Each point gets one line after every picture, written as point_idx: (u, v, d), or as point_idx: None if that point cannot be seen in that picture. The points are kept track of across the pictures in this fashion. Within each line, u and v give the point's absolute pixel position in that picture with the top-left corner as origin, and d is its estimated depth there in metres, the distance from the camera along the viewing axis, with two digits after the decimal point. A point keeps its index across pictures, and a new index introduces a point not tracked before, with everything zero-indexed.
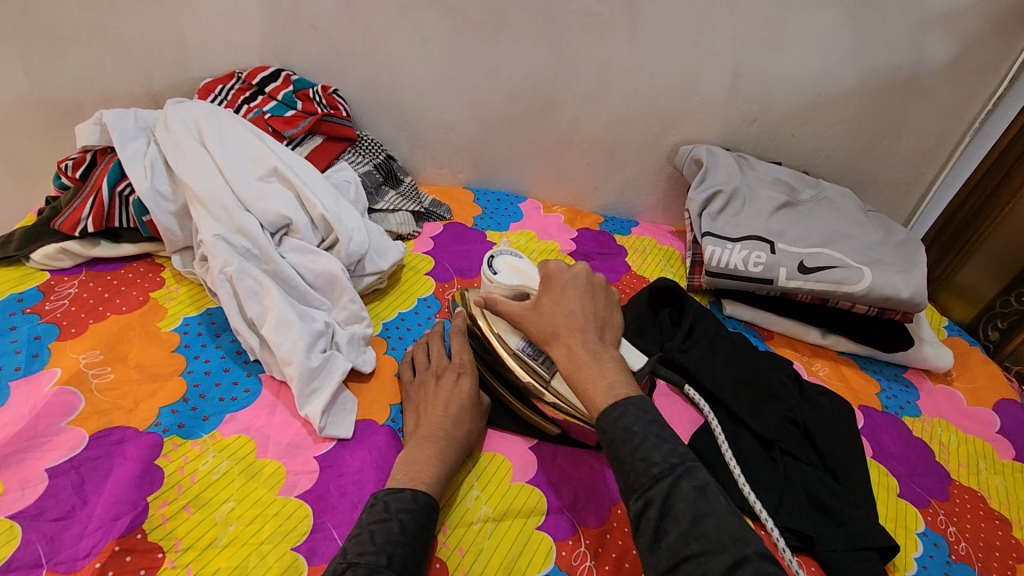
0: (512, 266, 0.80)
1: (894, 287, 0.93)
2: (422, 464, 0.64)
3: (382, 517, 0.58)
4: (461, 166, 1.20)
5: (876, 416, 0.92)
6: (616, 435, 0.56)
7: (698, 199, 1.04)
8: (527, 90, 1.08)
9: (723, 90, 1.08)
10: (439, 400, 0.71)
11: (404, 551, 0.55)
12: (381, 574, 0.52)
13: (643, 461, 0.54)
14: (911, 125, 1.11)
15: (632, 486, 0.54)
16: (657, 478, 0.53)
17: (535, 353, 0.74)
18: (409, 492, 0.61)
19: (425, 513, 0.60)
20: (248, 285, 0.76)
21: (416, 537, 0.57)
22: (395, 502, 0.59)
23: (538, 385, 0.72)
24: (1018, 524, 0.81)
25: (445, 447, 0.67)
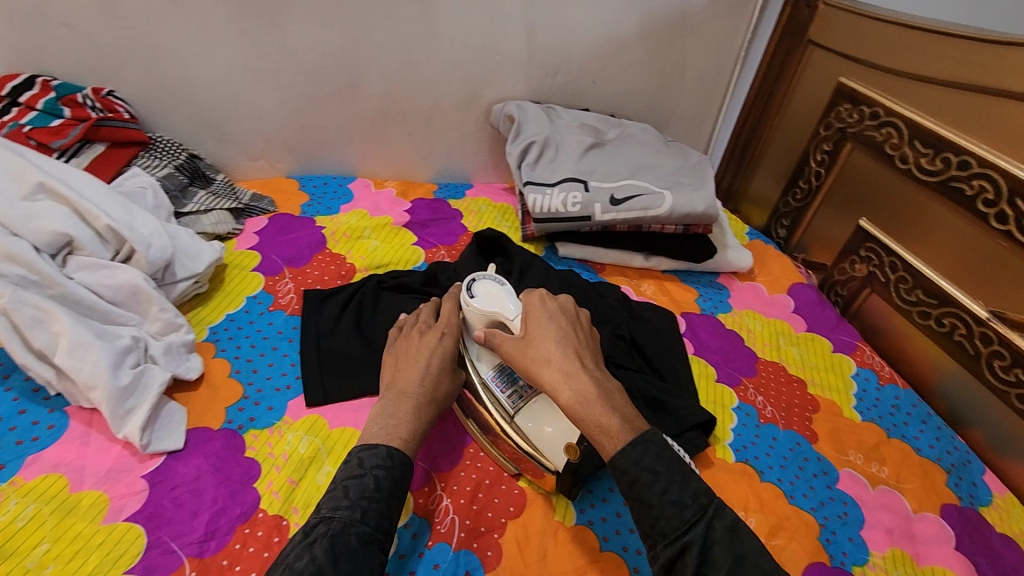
0: (491, 291, 0.75)
1: (691, 205, 1.04)
2: (398, 421, 0.65)
3: (357, 473, 0.59)
4: (279, 155, 1.15)
5: (695, 319, 1.05)
6: (640, 477, 0.57)
7: (516, 153, 1.10)
8: (330, 69, 1.06)
9: (522, 48, 1.12)
10: (421, 356, 0.72)
11: (378, 506, 0.57)
12: (355, 530, 0.54)
13: (675, 505, 0.55)
14: (691, 61, 1.23)
15: (662, 531, 0.55)
16: (692, 522, 0.54)
17: (507, 385, 0.72)
18: (384, 449, 0.61)
19: (401, 471, 0.61)
20: (28, 314, 0.68)
21: (392, 494, 0.59)
22: (370, 458, 0.60)
23: (502, 419, 0.70)
24: (812, 382, 0.96)
25: (418, 404, 0.68)
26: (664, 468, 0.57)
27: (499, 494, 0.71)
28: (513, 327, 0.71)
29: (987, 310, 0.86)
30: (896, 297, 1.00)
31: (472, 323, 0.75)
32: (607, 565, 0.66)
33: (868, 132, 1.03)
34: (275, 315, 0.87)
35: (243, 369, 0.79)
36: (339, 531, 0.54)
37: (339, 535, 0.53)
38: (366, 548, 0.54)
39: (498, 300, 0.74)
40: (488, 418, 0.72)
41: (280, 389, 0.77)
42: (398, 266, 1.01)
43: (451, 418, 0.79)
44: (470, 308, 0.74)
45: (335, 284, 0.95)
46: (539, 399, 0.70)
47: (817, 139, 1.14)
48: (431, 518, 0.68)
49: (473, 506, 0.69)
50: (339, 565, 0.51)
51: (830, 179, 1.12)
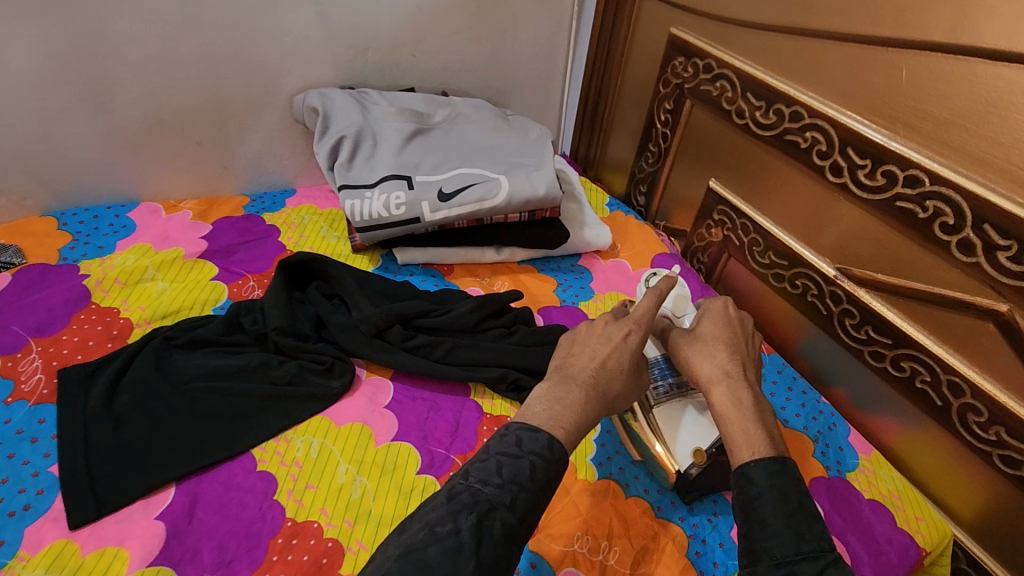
0: (673, 294, 0.82)
1: (531, 189, 0.93)
2: (563, 410, 0.56)
3: (514, 452, 0.51)
4: (26, 188, 0.91)
5: (554, 313, 0.95)
6: (761, 495, 0.51)
7: (325, 152, 0.93)
8: (62, 73, 0.84)
9: (314, 24, 0.95)
10: (598, 345, 0.63)
11: (527, 497, 0.48)
12: (501, 516, 0.46)
13: (790, 534, 0.48)
14: (520, 22, 1.11)
15: (770, 553, 0.48)
16: (804, 554, 0.47)
17: (661, 376, 0.73)
18: (547, 436, 0.53)
19: (560, 467, 0.51)
20: None
21: (545, 487, 0.50)
22: (529, 440, 0.52)
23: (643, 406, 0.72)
24: None
25: (588, 397, 0.58)
26: (796, 498, 0.51)
27: None
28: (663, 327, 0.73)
29: (834, 268, 0.81)
30: (751, 261, 0.95)
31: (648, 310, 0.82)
32: None
33: (703, 87, 0.95)
34: (13, 409, 0.68)
35: None
36: (488, 510, 0.46)
37: (486, 513, 0.46)
38: (506, 541, 0.46)
39: (676, 304, 0.81)
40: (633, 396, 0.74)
41: (13, 514, 0.60)
42: (193, 310, 0.83)
43: (255, 502, 0.64)
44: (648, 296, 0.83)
45: (103, 350, 0.76)
46: (682, 398, 0.73)
47: (659, 98, 1.06)
48: None
49: None
50: (481, 552, 0.44)
51: (676, 139, 1.04)
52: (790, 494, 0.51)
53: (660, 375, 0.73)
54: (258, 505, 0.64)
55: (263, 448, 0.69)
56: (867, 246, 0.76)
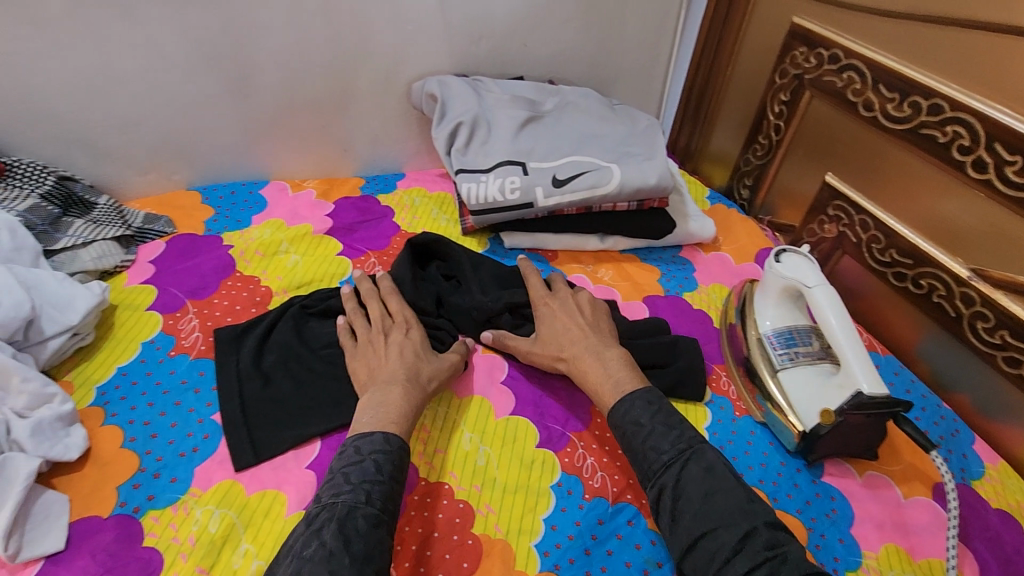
0: (798, 262, 0.82)
1: (642, 177, 0.94)
2: (387, 404, 0.66)
3: (355, 459, 0.60)
4: (173, 165, 0.99)
5: (660, 302, 0.97)
6: (629, 429, 0.66)
7: (443, 137, 0.97)
8: (209, 60, 0.90)
9: (435, 13, 0.98)
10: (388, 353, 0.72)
11: (381, 488, 0.58)
12: (361, 512, 0.55)
13: (654, 450, 0.64)
14: (630, 10, 1.10)
15: (647, 474, 0.64)
16: (668, 465, 0.63)
17: (779, 344, 0.82)
18: (381, 436, 0.62)
19: (399, 455, 0.62)
20: None
21: (393, 476, 0.60)
22: (365, 445, 0.61)
23: (767, 371, 0.81)
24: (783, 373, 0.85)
25: (406, 390, 0.68)
26: (654, 420, 0.66)
27: (451, 549, 0.62)
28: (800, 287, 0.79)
29: (968, 269, 0.78)
30: (869, 258, 0.92)
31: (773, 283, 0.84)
32: None
33: (827, 78, 0.93)
34: (177, 361, 0.75)
35: (140, 435, 0.68)
36: (346, 515, 0.54)
37: (345, 518, 0.54)
38: (372, 531, 0.54)
39: (803, 271, 0.81)
40: (755, 363, 0.83)
41: (184, 454, 0.67)
42: (323, 283, 0.89)
43: None
44: (777, 268, 0.83)
45: (249, 314, 0.82)
46: (811, 365, 0.79)
47: (774, 89, 1.04)
48: None
49: (420, 567, 0.60)
50: (350, 546, 0.52)
51: (790, 132, 1.02)
52: (643, 420, 0.66)
53: (781, 344, 0.81)
54: None
55: None
56: (1008, 246, 0.73)
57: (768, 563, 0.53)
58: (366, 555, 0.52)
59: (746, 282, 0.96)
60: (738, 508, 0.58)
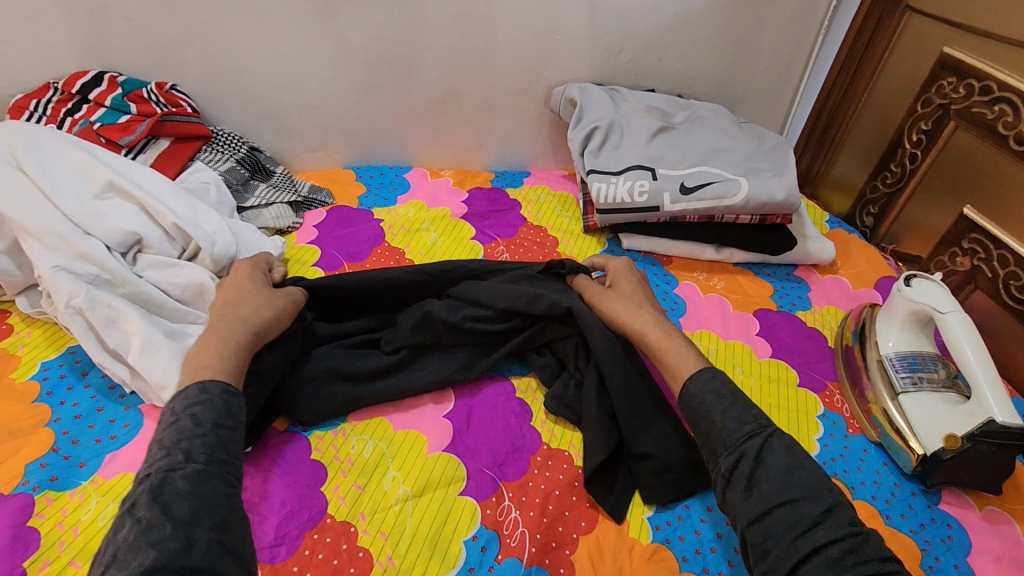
0: (930, 287, 0.83)
1: (769, 192, 0.96)
2: (197, 354, 0.60)
3: (172, 419, 0.53)
4: (336, 145, 1.12)
5: (772, 316, 0.98)
6: (705, 399, 0.64)
7: (578, 139, 1.04)
8: (383, 56, 1.02)
9: (584, 25, 1.06)
10: (226, 301, 0.69)
11: (204, 442, 0.51)
12: (179, 472, 0.48)
13: (736, 419, 0.61)
14: (769, 33, 1.13)
15: (724, 442, 0.61)
16: (749, 435, 0.60)
17: (901, 367, 0.82)
18: (194, 387, 0.55)
19: (222, 403, 0.55)
20: (102, 313, 0.69)
21: (213, 428, 0.53)
22: (180, 402, 0.54)
23: (887, 393, 0.81)
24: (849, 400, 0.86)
25: (218, 335, 0.62)
26: (728, 392, 0.64)
27: (569, 507, 0.68)
28: (931, 310, 0.80)
29: None
30: (1005, 295, 0.90)
31: (898, 306, 0.85)
32: None
33: (976, 110, 0.92)
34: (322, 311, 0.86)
35: None
36: (163, 480, 0.48)
37: (161, 484, 0.47)
38: (198, 486, 0.48)
39: (935, 296, 0.81)
40: (874, 384, 0.83)
41: None
42: None
43: (516, 423, 0.75)
44: (903, 291, 0.84)
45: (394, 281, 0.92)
46: (936, 393, 0.79)
47: (914, 118, 1.03)
48: (500, 530, 0.65)
49: (542, 518, 0.66)
50: (171, 512, 0.46)
51: (926, 162, 1.01)
52: (722, 391, 0.65)
53: (905, 367, 0.82)
54: (519, 426, 0.75)
55: (519, 380, 0.81)
56: None
57: (852, 537, 0.52)
58: (193, 517, 0.46)
59: (865, 307, 0.95)
60: (823, 485, 0.56)
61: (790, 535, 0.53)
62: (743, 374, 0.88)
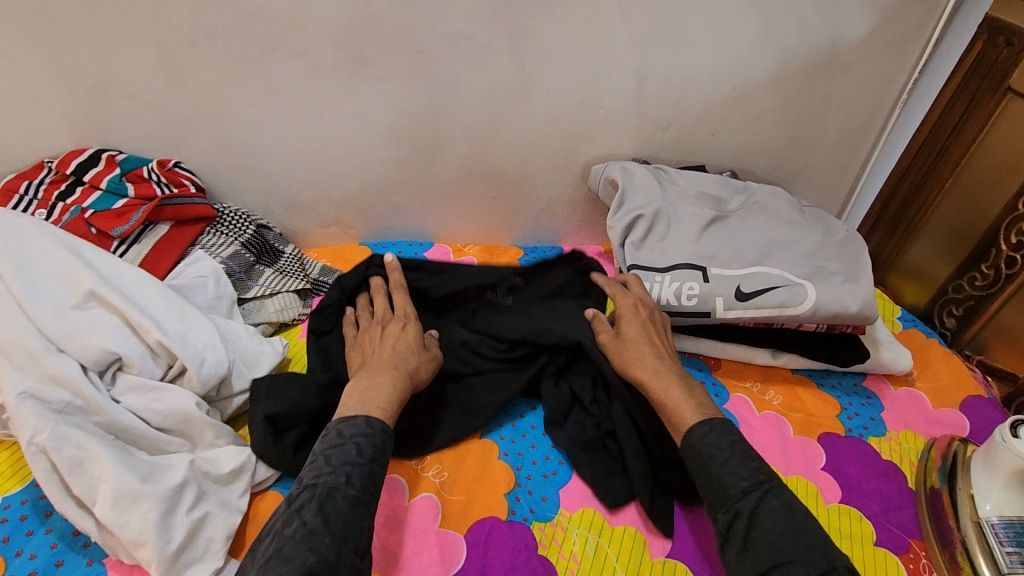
0: None
1: (842, 302, 0.83)
2: (377, 390, 0.67)
3: (337, 442, 0.60)
4: (352, 220, 1.03)
5: (839, 444, 0.85)
6: (705, 453, 0.64)
7: (619, 228, 0.92)
8: (406, 131, 0.93)
9: (629, 99, 0.95)
10: (387, 342, 0.75)
11: (361, 471, 0.58)
12: (341, 493, 0.56)
13: (731, 476, 0.61)
14: (837, 107, 1.00)
15: (721, 499, 0.61)
16: (746, 492, 0.60)
17: (1006, 539, 0.70)
18: (363, 419, 0.63)
19: (380, 438, 0.62)
20: (70, 454, 0.60)
21: (372, 460, 0.60)
22: (348, 428, 0.62)
23: (987, 570, 0.69)
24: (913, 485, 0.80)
25: (395, 376, 0.70)
26: (728, 446, 0.64)
27: None
28: None
29: None
30: None
31: (1004, 460, 0.72)
32: None
33: None
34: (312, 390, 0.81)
35: None
36: (327, 495, 0.56)
37: (325, 498, 0.55)
38: (352, 510, 0.56)
39: None
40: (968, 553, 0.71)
41: None
42: None
43: None
44: (1011, 443, 0.71)
45: None
46: None
47: (1014, 216, 0.91)
48: None
49: None
50: (330, 524, 0.54)
51: None
52: (722, 444, 0.64)
53: (1012, 541, 0.69)
54: None
55: (542, 532, 0.69)
56: None
57: None
58: (341, 537, 0.54)
59: (954, 440, 0.83)
60: (820, 545, 0.56)
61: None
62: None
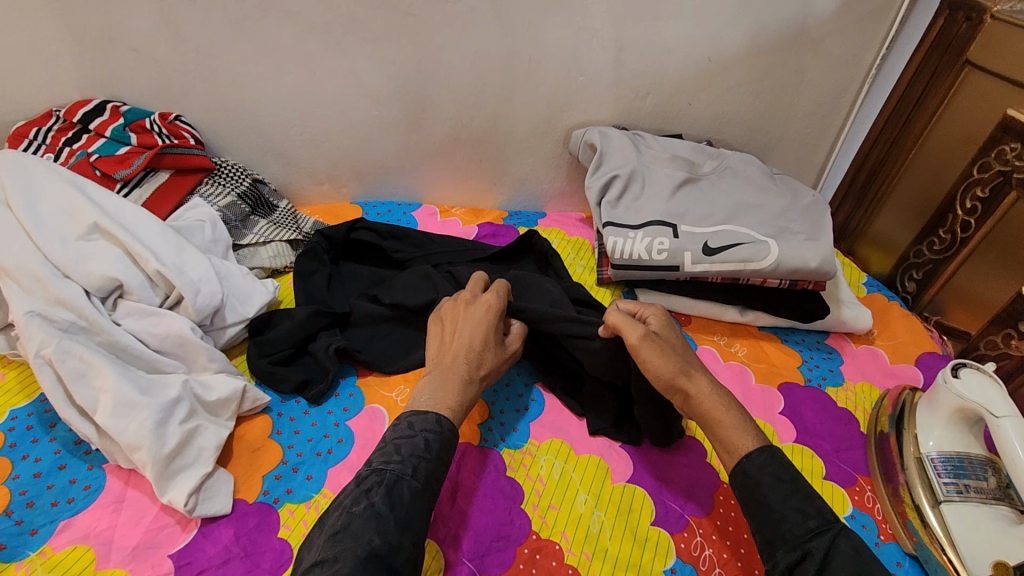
0: (983, 381, 0.74)
1: (803, 258, 0.88)
2: (449, 389, 0.67)
3: (408, 433, 0.62)
4: (344, 179, 1.08)
5: (798, 392, 0.90)
6: (763, 482, 0.59)
7: (596, 187, 0.98)
8: (395, 92, 0.97)
9: (608, 67, 0.99)
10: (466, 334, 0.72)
11: (426, 466, 0.60)
12: (407, 484, 0.57)
13: (799, 512, 0.57)
14: (809, 81, 1.05)
15: (783, 537, 0.56)
16: (816, 532, 0.56)
17: (944, 471, 0.73)
18: (435, 417, 0.64)
19: (447, 438, 0.63)
20: (73, 366, 0.65)
21: (437, 459, 0.61)
22: (419, 421, 0.63)
23: (925, 500, 0.72)
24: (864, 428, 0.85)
25: (465, 381, 0.68)
26: (789, 477, 0.59)
27: None
28: (987, 417, 0.70)
29: None
30: None
31: (946, 400, 0.76)
32: None
33: None
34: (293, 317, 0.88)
35: (285, 430, 0.73)
36: (394, 482, 0.57)
37: (393, 484, 0.57)
38: (414, 502, 0.57)
39: (989, 394, 0.72)
40: (912, 488, 0.74)
41: (320, 454, 0.70)
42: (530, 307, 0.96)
43: (505, 505, 0.69)
44: (953, 385, 0.75)
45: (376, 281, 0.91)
46: (983, 506, 0.70)
47: (968, 182, 0.95)
48: None
49: None
50: (395, 511, 0.55)
51: (983, 231, 0.92)
52: (784, 476, 0.60)
53: (949, 472, 0.73)
54: (507, 509, 0.69)
55: (511, 456, 0.74)
56: None
57: None
58: (404, 524, 0.55)
59: (905, 389, 0.87)
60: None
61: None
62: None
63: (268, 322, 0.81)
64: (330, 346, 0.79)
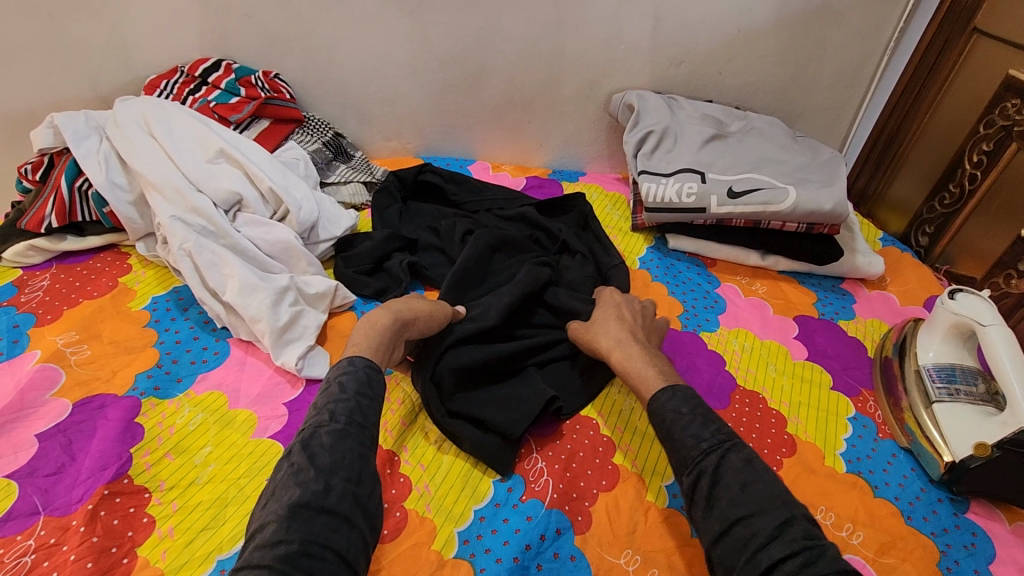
0: (976, 301, 0.83)
1: (817, 202, 0.99)
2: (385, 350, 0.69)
3: (325, 387, 0.63)
4: (409, 136, 1.23)
5: (812, 322, 1.00)
6: (665, 418, 0.63)
7: (633, 141, 1.10)
8: (457, 56, 1.12)
9: (646, 36, 1.12)
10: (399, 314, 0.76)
11: (346, 405, 0.60)
12: (324, 429, 0.58)
13: (692, 438, 0.60)
14: (831, 52, 1.15)
15: (684, 460, 0.60)
16: (706, 453, 0.59)
17: (938, 377, 0.83)
18: (344, 360, 0.65)
19: (365, 373, 0.64)
20: (207, 258, 0.81)
21: (358, 393, 0.61)
22: (332, 373, 0.64)
23: (920, 402, 0.82)
24: (871, 353, 0.95)
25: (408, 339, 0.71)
26: (689, 410, 0.63)
27: (592, 467, 0.73)
28: (979, 329, 0.80)
29: None
30: None
31: (943, 319, 0.85)
32: (698, 550, 0.65)
33: None
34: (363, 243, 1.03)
35: None
36: (310, 436, 0.57)
37: (309, 437, 0.57)
38: (337, 442, 0.57)
39: (980, 311, 0.81)
40: (908, 394, 0.84)
41: None
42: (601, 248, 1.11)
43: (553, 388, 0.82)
44: (948, 304, 0.84)
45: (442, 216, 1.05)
46: (972, 405, 0.79)
47: (975, 138, 1.04)
48: (526, 476, 0.71)
49: (566, 474, 0.72)
50: (316, 460, 0.55)
51: (987, 182, 1.02)
52: (683, 409, 0.63)
53: (942, 378, 0.82)
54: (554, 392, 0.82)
55: None
56: None
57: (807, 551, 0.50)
58: (332, 466, 0.55)
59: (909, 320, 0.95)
60: (774, 498, 0.55)
61: (745, 553, 0.52)
62: (775, 371, 0.90)
63: (351, 242, 0.96)
64: (403, 262, 0.93)
